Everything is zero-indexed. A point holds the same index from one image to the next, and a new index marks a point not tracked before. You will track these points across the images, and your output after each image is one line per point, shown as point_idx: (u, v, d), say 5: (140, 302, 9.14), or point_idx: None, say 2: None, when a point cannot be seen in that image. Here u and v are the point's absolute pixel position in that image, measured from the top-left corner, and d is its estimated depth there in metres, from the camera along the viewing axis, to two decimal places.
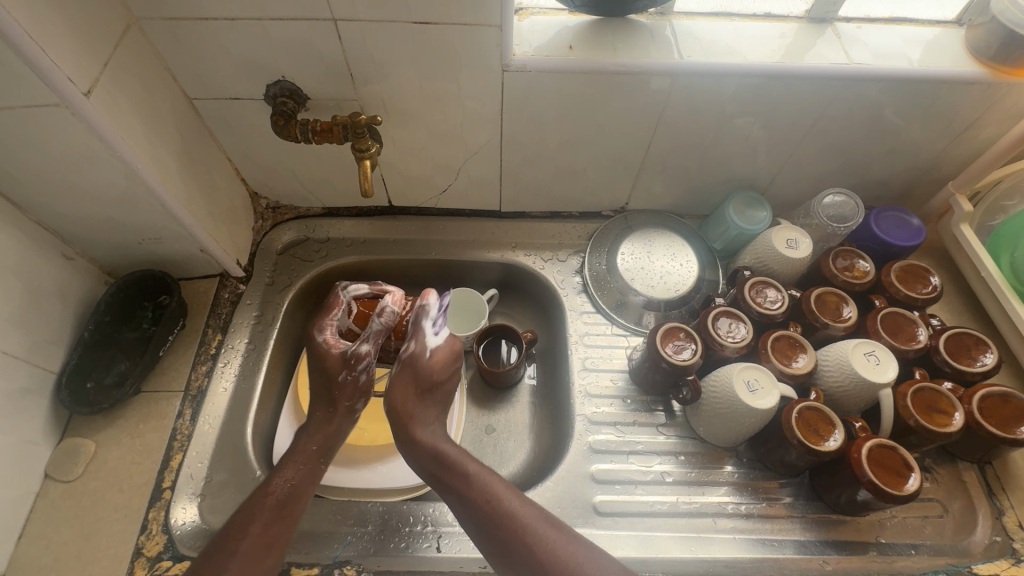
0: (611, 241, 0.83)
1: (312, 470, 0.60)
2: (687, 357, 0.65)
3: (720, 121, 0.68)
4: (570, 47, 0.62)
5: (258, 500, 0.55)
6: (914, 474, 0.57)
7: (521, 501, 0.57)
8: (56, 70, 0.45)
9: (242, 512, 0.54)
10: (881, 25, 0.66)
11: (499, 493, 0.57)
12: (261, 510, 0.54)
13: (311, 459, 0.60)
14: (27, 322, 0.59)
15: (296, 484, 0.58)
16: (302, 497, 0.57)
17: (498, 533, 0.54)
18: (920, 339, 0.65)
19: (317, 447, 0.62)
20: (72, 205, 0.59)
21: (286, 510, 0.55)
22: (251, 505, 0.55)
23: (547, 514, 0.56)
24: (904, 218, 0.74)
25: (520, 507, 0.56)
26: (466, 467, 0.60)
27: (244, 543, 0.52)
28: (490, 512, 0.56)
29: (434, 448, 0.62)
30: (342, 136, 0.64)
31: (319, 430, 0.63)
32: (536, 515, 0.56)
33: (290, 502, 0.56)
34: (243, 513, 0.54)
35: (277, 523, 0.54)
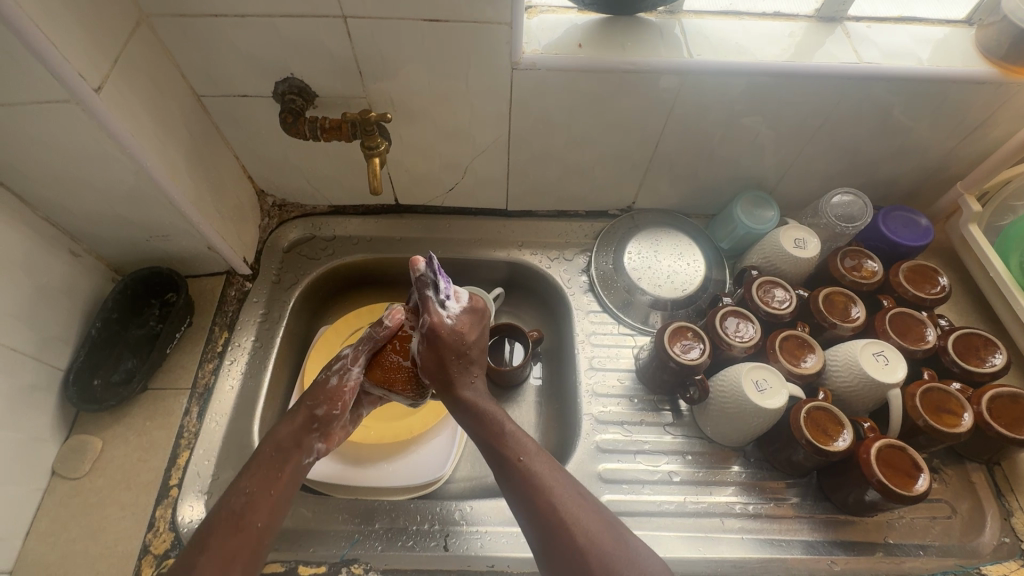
0: (618, 240, 0.83)
1: (274, 475, 0.53)
2: (695, 357, 0.65)
3: (728, 119, 0.68)
4: (579, 45, 0.62)
5: (223, 509, 0.50)
6: (923, 474, 0.56)
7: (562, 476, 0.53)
8: (67, 65, 0.45)
9: (205, 528, 0.49)
10: (891, 24, 0.66)
11: (542, 469, 0.52)
12: (225, 521, 0.49)
13: (279, 469, 0.54)
14: (34, 319, 0.59)
15: (257, 500, 0.51)
16: (262, 506, 0.51)
17: (549, 535, 0.49)
18: (929, 339, 0.65)
19: (276, 451, 0.55)
20: (80, 201, 0.59)
21: (250, 531, 0.49)
22: (213, 520, 0.50)
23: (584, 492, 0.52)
24: (912, 218, 0.74)
25: (572, 504, 0.50)
26: (509, 447, 0.54)
27: (201, 559, 0.47)
28: (539, 506, 0.50)
29: (480, 420, 0.57)
30: (350, 133, 0.63)
31: (279, 434, 0.56)
32: (584, 507, 0.50)
33: (252, 513, 0.50)
34: (206, 528, 0.49)
35: (244, 533, 0.49)
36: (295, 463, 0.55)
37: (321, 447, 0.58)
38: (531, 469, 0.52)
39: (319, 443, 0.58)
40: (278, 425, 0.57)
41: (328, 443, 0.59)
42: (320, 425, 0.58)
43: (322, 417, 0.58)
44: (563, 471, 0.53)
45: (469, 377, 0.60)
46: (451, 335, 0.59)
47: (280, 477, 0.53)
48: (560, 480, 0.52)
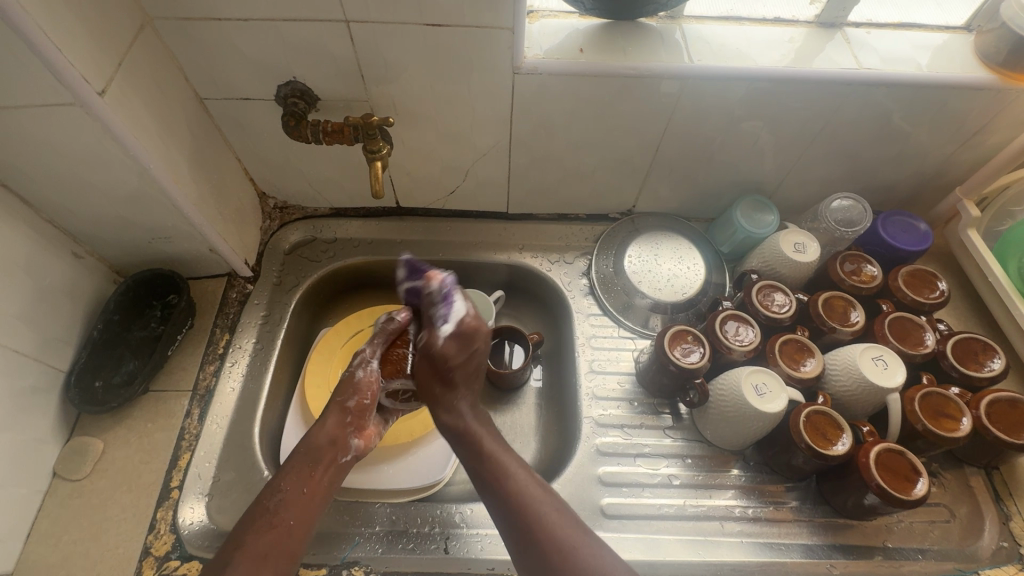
0: (619, 243, 0.83)
1: (312, 475, 0.53)
2: (695, 360, 0.65)
3: (728, 124, 0.68)
4: (580, 50, 0.62)
5: (259, 509, 0.50)
6: (922, 478, 0.57)
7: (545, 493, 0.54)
8: (71, 68, 0.45)
9: (241, 526, 0.49)
10: (890, 31, 0.66)
11: (532, 491, 0.53)
12: (265, 520, 0.49)
13: (318, 469, 0.54)
14: (36, 320, 0.59)
15: (295, 501, 0.51)
16: (298, 506, 0.51)
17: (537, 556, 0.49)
18: (927, 344, 0.65)
19: (314, 449, 0.54)
20: (83, 204, 0.59)
21: (286, 533, 0.49)
22: (249, 518, 0.49)
23: (565, 507, 0.53)
24: (911, 223, 0.74)
25: (554, 521, 0.51)
26: (498, 466, 0.55)
27: (234, 558, 0.46)
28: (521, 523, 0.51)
29: (469, 442, 0.57)
30: (352, 136, 0.64)
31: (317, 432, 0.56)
32: (573, 529, 0.51)
33: (290, 514, 0.50)
34: (241, 526, 0.49)
35: (283, 533, 0.49)
36: (333, 464, 0.55)
37: (357, 444, 0.58)
38: (516, 487, 0.53)
39: (355, 441, 0.58)
40: (317, 424, 0.57)
41: (361, 440, 0.59)
42: (350, 418, 0.58)
43: (357, 415, 0.58)
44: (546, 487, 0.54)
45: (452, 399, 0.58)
46: (445, 341, 0.55)
47: (316, 478, 0.53)
48: (542, 497, 0.53)
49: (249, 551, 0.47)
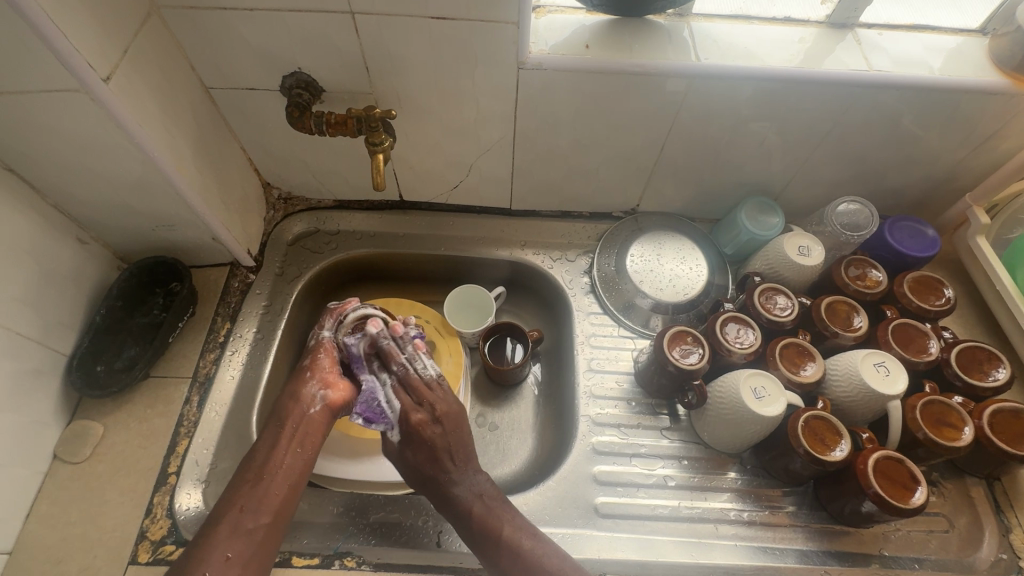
0: (621, 242, 0.83)
1: (289, 434, 0.57)
2: (693, 361, 0.65)
3: (734, 124, 0.68)
4: (586, 46, 0.61)
5: (241, 478, 0.54)
6: (921, 487, 0.56)
7: (536, 539, 0.56)
8: (78, 55, 0.46)
9: (225, 496, 0.53)
10: (903, 32, 0.65)
11: (528, 547, 0.55)
12: (245, 488, 0.53)
13: (293, 431, 0.58)
14: (40, 304, 0.60)
15: (275, 464, 0.55)
16: (278, 464, 0.55)
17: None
18: (931, 351, 0.64)
19: (291, 417, 0.59)
20: (88, 190, 0.60)
21: (270, 498, 0.53)
22: (235, 488, 0.53)
23: (557, 551, 0.56)
24: (919, 229, 0.73)
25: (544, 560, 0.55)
26: (489, 524, 0.57)
27: (221, 525, 0.51)
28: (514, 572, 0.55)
29: (467, 517, 0.58)
30: (355, 129, 0.63)
31: (289, 397, 0.60)
32: (559, 563, 0.55)
33: (269, 479, 0.54)
34: (226, 497, 0.53)
35: (265, 496, 0.53)
36: (304, 417, 0.59)
37: (324, 394, 0.61)
38: (508, 541, 0.56)
39: (322, 392, 0.61)
40: (285, 391, 0.61)
41: (329, 391, 0.62)
42: (310, 375, 0.62)
43: (318, 371, 0.62)
44: (538, 532, 0.57)
45: (445, 478, 0.60)
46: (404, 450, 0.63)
47: (292, 438, 0.57)
48: (531, 544, 0.56)
49: (234, 518, 0.51)
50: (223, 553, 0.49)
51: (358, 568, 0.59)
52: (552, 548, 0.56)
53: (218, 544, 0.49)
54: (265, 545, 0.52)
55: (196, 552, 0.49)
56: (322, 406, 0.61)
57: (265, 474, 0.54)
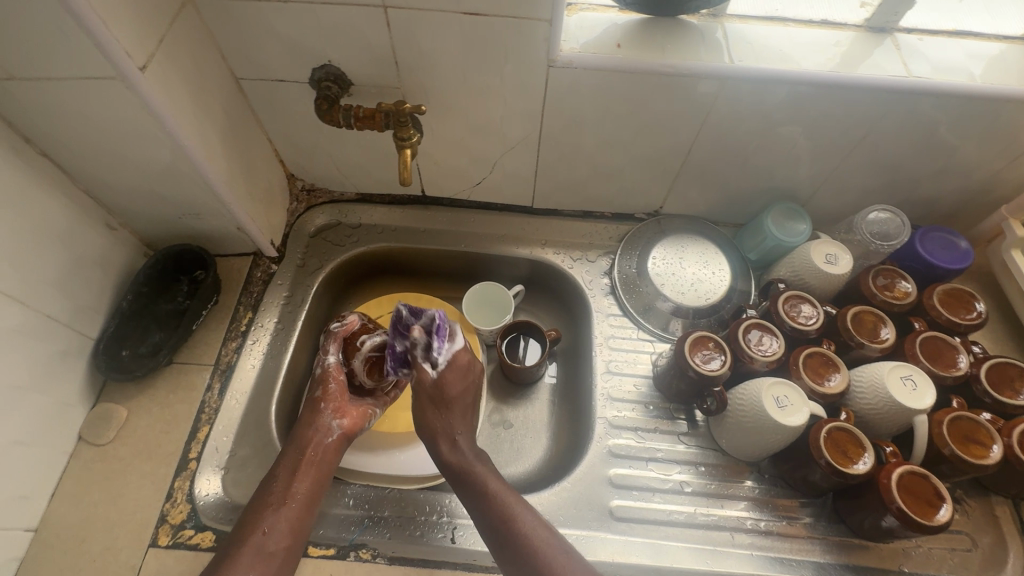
0: (644, 244, 0.82)
1: (309, 462, 0.59)
2: (715, 367, 0.64)
3: (765, 128, 0.66)
4: (617, 45, 0.61)
5: (262, 501, 0.55)
6: (946, 504, 0.55)
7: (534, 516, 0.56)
8: (116, 43, 0.46)
9: (246, 519, 0.54)
10: (944, 38, 0.64)
11: (522, 515, 0.55)
12: (268, 512, 0.54)
13: (311, 462, 0.59)
14: (69, 287, 0.61)
15: (295, 492, 0.56)
16: (298, 490, 0.56)
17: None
18: (960, 366, 0.63)
19: (310, 445, 0.60)
20: (119, 177, 0.61)
21: (291, 523, 0.54)
22: (256, 510, 0.55)
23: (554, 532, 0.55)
24: (951, 240, 0.71)
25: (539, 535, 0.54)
26: (485, 485, 0.58)
27: (243, 549, 0.52)
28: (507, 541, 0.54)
29: (467, 477, 0.59)
30: (383, 123, 0.64)
31: (308, 424, 0.61)
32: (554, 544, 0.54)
33: (290, 504, 0.55)
34: (247, 519, 0.54)
35: (287, 520, 0.54)
36: (322, 446, 0.60)
37: (341, 423, 0.63)
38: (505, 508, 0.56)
39: (337, 422, 0.63)
40: (300, 422, 0.62)
41: (343, 420, 0.64)
42: (325, 407, 0.63)
43: (332, 402, 0.64)
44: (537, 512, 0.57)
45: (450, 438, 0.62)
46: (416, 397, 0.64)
47: (313, 467, 0.59)
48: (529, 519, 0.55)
49: (256, 540, 0.53)
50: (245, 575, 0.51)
51: (374, 561, 0.59)
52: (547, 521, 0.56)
53: (242, 565, 0.51)
54: (285, 568, 0.53)
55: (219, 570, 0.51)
56: (339, 435, 0.62)
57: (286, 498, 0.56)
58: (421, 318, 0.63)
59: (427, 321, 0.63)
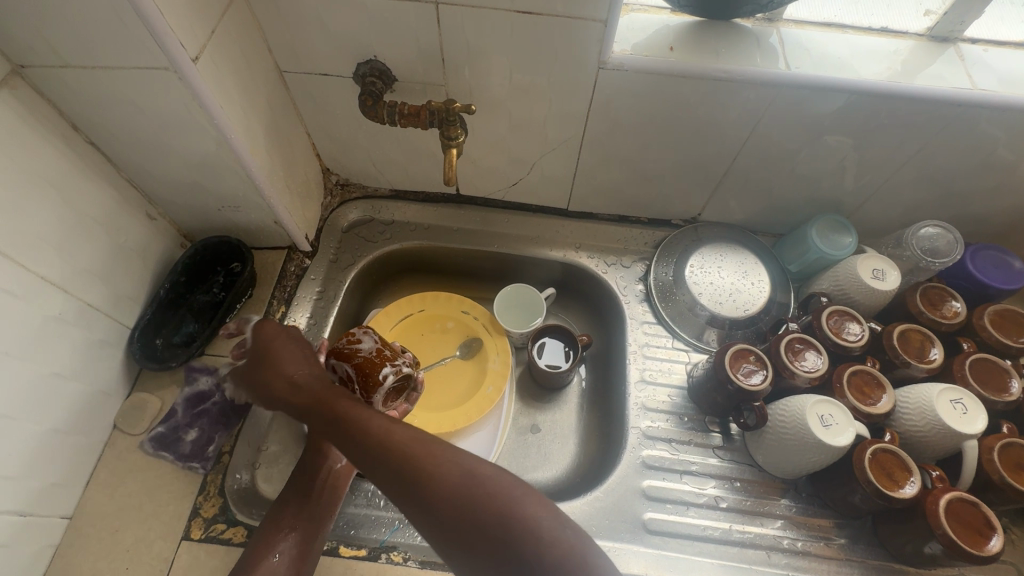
0: (681, 251, 0.80)
1: (310, 486, 0.56)
2: (756, 382, 0.63)
3: (816, 138, 0.65)
4: (670, 48, 0.59)
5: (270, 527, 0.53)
6: (997, 534, 0.52)
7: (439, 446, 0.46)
8: (170, 33, 0.45)
9: (254, 545, 0.52)
10: (1010, 50, 0.61)
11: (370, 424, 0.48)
12: (280, 537, 0.52)
13: (320, 488, 0.56)
14: (109, 276, 0.61)
15: (305, 516, 0.54)
16: (305, 515, 0.54)
17: (450, 509, 0.42)
18: (1013, 391, 0.61)
19: (316, 475, 0.57)
20: (163, 167, 0.61)
21: (300, 549, 0.52)
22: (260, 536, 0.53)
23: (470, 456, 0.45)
24: (1004, 259, 0.69)
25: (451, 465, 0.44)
26: (330, 411, 0.50)
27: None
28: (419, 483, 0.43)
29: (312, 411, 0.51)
30: (428, 121, 0.63)
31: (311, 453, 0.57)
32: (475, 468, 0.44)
33: (296, 529, 0.53)
34: (252, 546, 0.52)
35: (299, 547, 0.52)
36: (330, 474, 0.57)
37: None
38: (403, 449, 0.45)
39: None
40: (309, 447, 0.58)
41: None
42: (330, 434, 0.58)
43: None
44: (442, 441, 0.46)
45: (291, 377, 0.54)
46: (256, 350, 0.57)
47: (318, 491, 0.56)
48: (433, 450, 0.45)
49: (264, 568, 0.50)
50: None
51: (405, 564, 0.58)
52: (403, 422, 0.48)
53: None
54: None
55: None
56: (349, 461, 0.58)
57: (293, 522, 0.54)
58: (177, 411, 0.64)
59: (184, 400, 0.65)
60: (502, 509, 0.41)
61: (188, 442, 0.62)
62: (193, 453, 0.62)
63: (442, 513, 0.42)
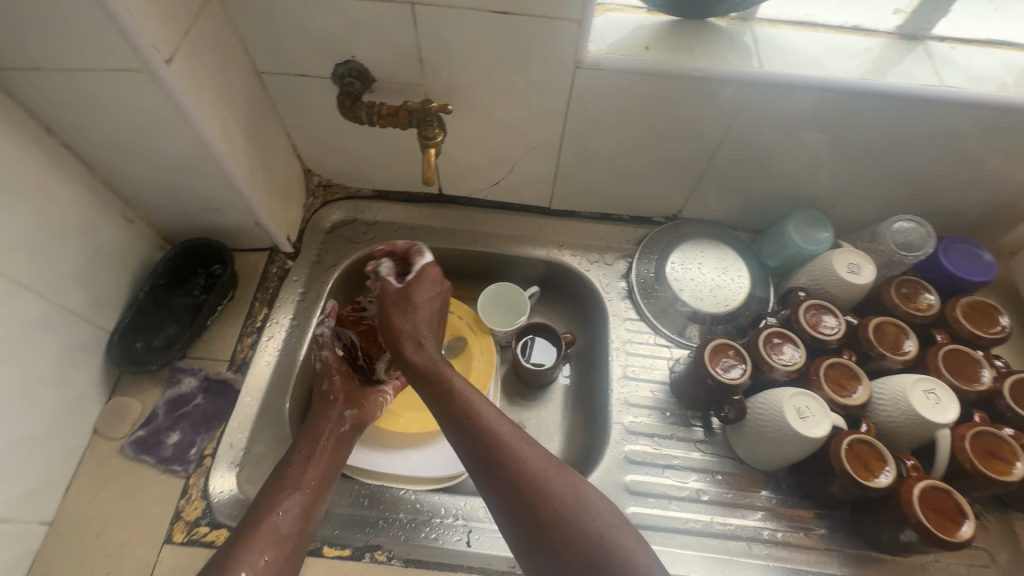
0: (662, 248, 0.81)
1: (318, 450, 0.60)
2: (735, 376, 0.63)
3: (790, 135, 0.66)
4: (646, 48, 0.60)
5: (275, 487, 0.56)
6: (968, 520, 0.54)
7: (541, 453, 0.53)
8: (143, 34, 0.45)
9: (259, 503, 0.54)
10: (976, 47, 0.63)
11: (488, 415, 0.56)
12: (283, 497, 0.55)
13: (324, 450, 0.60)
14: (87, 280, 0.60)
15: (307, 478, 0.57)
16: (313, 475, 0.58)
17: (538, 512, 0.49)
18: (984, 380, 0.62)
19: (324, 443, 0.61)
20: (140, 170, 0.60)
21: (302, 509, 0.55)
22: (265, 495, 0.55)
23: (565, 470, 0.52)
24: (975, 252, 0.70)
25: (548, 472, 0.51)
26: (447, 383, 0.59)
27: (257, 532, 0.52)
28: (516, 482, 0.51)
29: (429, 377, 0.61)
30: (406, 121, 0.63)
31: (325, 415, 0.63)
32: (568, 482, 0.51)
33: (301, 488, 0.56)
34: (257, 504, 0.55)
35: (303, 504, 0.55)
36: (334, 436, 0.62)
37: (351, 414, 0.65)
38: (508, 447, 0.53)
39: (349, 412, 0.65)
40: (313, 414, 0.64)
41: (355, 410, 0.65)
42: (334, 398, 0.65)
43: (341, 393, 0.66)
44: (543, 451, 0.54)
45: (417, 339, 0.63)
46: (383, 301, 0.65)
47: (325, 454, 0.60)
48: (535, 457, 0.52)
49: (269, 524, 0.53)
50: (258, 559, 0.50)
51: (388, 563, 0.59)
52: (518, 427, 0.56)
53: (253, 548, 0.50)
54: (297, 553, 0.53)
55: (229, 556, 0.50)
56: (350, 424, 0.64)
57: (301, 480, 0.57)
58: (158, 414, 0.64)
59: (165, 403, 0.65)
60: (585, 524, 0.47)
61: (170, 445, 0.63)
62: (176, 456, 0.62)
63: (533, 513, 0.49)
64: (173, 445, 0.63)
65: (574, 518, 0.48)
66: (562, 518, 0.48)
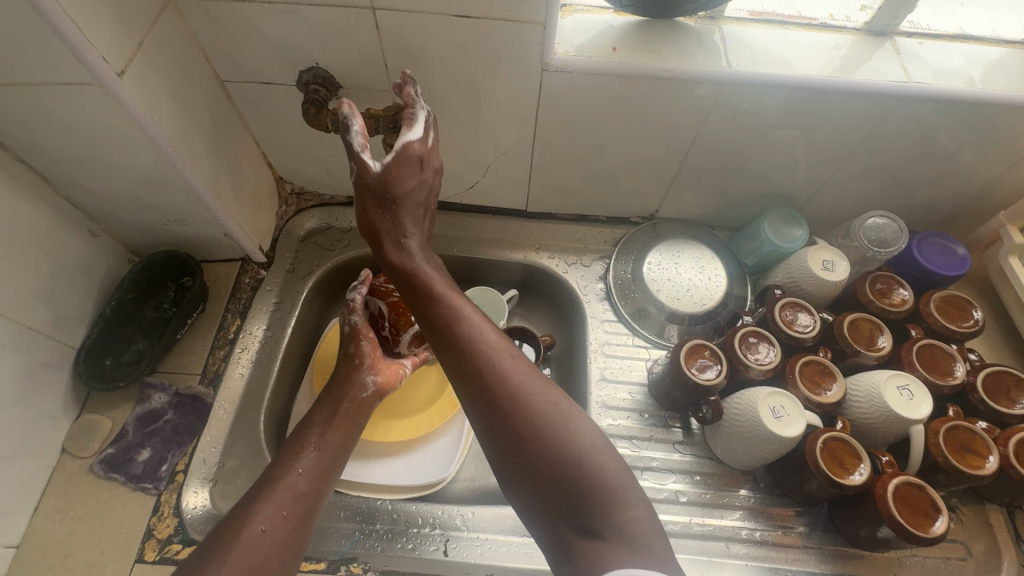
0: (639, 248, 0.81)
1: (342, 414, 0.61)
2: (711, 377, 0.63)
3: (762, 133, 0.66)
4: (613, 49, 0.59)
5: (297, 445, 0.56)
6: (941, 515, 0.54)
7: (523, 366, 0.53)
8: (90, 48, 0.44)
9: (279, 462, 0.55)
10: (944, 42, 0.63)
11: (471, 322, 0.56)
12: (302, 455, 0.55)
13: (345, 413, 0.61)
14: (51, 297, 0.59)
15: (328, 440, 0.58)
16: (335, 437, 0.58)
17: (514, 422, 0.50)
18: (957, 375, 0.63)
19: (347, 408, 0.61)
20: (101, 184, 0.59)
21: (321, 469, 0.55)
22: (285, 452, 0.56)
23: (548, 386, 0.52)
24: (948, 246, 0.71)
25: (530, 386, 0.52)
26: (426, 284, 0.58)
27: (275, 487, 0.52)
28: (496, 391, 0.51)
29: (409, 278, 0.59)
30: (373, 128, 0.61)
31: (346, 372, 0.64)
32: (551, 397, 0.51)
33: (321, 449, 0.57)
34: (277, 462, 0.55)
35: (321, 463, 0.55)
36: (356, 399, 0.62)
37: (373, 380, 0.64)
38: (492, 357, 0.53)
39: (372, 378, 0.64)
40: (336, 377, 0.64)
41: (378, 376, 0.65)
42: (360, 362, 0.65)
43: (366, 358, 0.65)
44: (527, 366, 0.54)
45: (399, 240, 0.59)
46: (360, 201, 0.58)
47: (347, 417, 0.61)
48: (519, 369, 0.53)
49: (290, 480, 0.53)
50: (277, 512, 0.50)
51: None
52: (508, 341, 0.56)
53: (272, 502, 0.50)
54: (315, 511, 0.53)
55: (246, 509, 0.50)
56: (372, 392, 0.64)
57: (323, 440, 0.58)
58: (127, 431, 0.63)
59: (134, 419, 0.64)
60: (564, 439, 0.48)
61: (140, 463, 0.62)
62: (145, 473, 0.61)
63: (511, 425, 0.49)
64: (145, 463, 0.62)
65: (553, 430, 0.49)
66: (540, 431, 0.49)
